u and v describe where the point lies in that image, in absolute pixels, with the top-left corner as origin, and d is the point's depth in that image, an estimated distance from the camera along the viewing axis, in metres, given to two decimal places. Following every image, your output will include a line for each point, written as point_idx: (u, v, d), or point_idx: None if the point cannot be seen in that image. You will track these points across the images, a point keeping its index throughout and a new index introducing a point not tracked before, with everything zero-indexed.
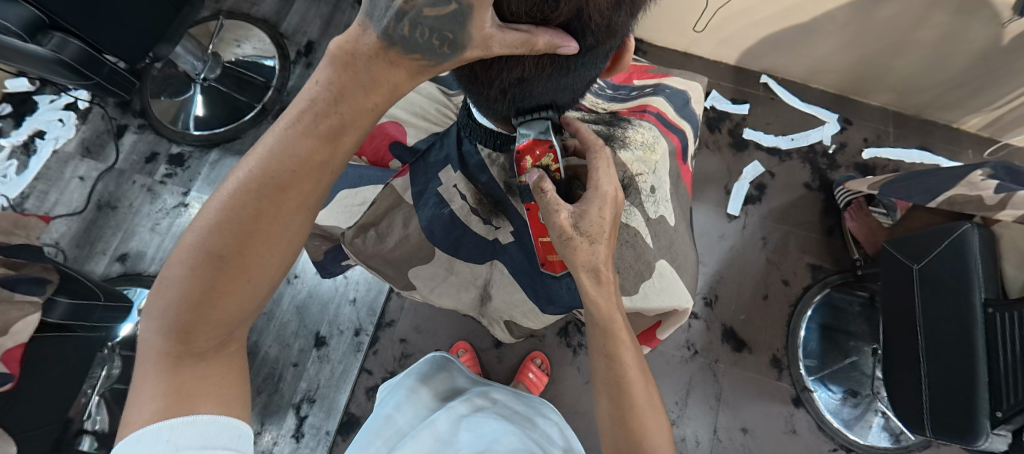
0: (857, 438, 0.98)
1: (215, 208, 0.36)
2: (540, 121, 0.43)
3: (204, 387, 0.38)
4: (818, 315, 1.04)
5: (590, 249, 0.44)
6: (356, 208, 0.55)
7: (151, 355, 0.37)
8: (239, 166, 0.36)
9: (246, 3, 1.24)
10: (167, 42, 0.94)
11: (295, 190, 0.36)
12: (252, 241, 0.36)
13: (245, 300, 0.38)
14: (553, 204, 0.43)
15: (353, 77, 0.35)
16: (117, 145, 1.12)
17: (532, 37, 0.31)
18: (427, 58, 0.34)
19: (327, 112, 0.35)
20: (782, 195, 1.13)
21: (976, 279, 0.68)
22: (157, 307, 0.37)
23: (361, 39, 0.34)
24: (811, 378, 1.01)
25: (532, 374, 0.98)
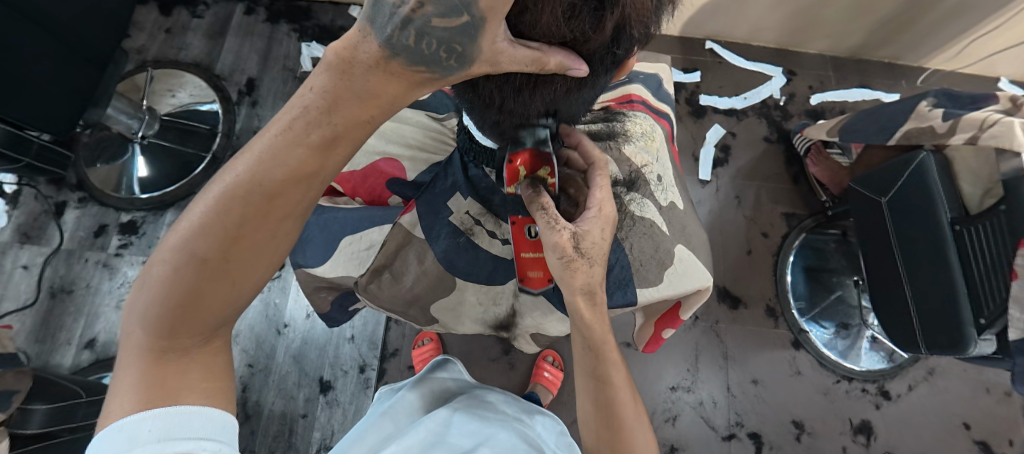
0: (855, 366, 1.04)
1: (200, 212, 0.35)
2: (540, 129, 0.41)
3: (187, 380, 0.37)
4: (800, 259, 1.10)
5: (588, 271, 0.45)
6: (363, 252, 0.53)
7: (133, 350, 0.36)
8: (227, 172, 0.35)
9: (171, 49, 1.16)
10: (97, 106, 0.87)
11: (284, 200, 0.36)
12: (239, 245, 0.36)
13: (230, 302, 0.37)
14: (556, 221, 0.43)
15: (348, 84, 0.32)
16: (59, 224, 1.03)
17: (544, 57, 0.30)
18: (430, 71, 0.31)
19: (319, 121, 0.33)
20: (747, 153, 1.17)
21: (940, 203, 0.72)
22: (139, 303, 0.36)
23: (360, 47, 0.30)
24: (804, 319, 1.06)
25: (547, 373, 0.98)
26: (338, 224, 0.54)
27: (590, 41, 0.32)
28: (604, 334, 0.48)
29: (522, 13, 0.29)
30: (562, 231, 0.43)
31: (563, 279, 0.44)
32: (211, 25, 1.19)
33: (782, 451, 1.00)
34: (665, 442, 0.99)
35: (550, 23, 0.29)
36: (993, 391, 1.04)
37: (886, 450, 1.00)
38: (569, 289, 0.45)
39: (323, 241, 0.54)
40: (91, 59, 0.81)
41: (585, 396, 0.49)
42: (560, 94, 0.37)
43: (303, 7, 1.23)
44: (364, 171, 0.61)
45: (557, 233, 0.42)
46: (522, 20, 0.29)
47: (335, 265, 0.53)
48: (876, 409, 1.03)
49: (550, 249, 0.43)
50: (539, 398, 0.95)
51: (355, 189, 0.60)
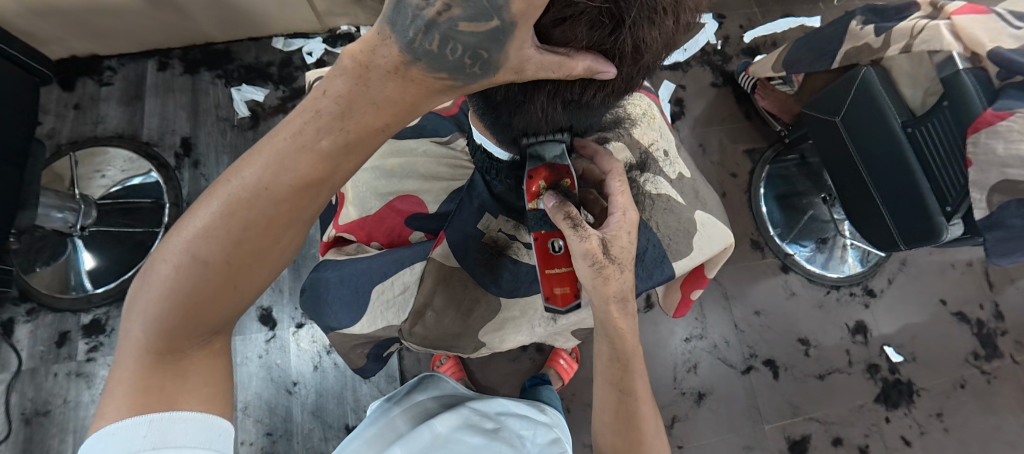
0: (838, 275, 1.12)
1: (206, 214, 0.33)
2: (552, 144, 0.44)
3: (185, 383, 0.36)
4: (770, 190, 1.16)
5: (620, 276, 0.46)
6: (399, 297, 0.52)
7: (130, 351, 0.35)
8: (236, 172, 0.33)
9: (86, 126, 1.06)
10: (23, 209, 0.77)
11: (291, 206, 0.34)
12: (243, 248, 0.34)
13: (230, 305, 0.36)
14: (584, 228, 0.44)
15: (364, 90, 0.31)
16: (12, 344, 0.92)
17: (571, 61, 0.30)
18: (453, 77, 0.30)
19: (330, 126, 0.32)
20: (699, 101, 1.22)
21: (891, 112, 0.78)
22: (138, 301, 0.35)
23: (379, 50, 0.29)
24: (785, 243, 1.13)
25: (563, 360, 0.97)
26: (366, 275, 0.52)
27: (624, 50, 0.32)
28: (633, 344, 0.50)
29: (562, 18, 0.29)
30: (591, 239, 0.44)
31: (595, 287, 0.46)
32: (124, 91, 1.09)
33: (795, 368, 1.07)
34: (692, 391, 1.04)
35: (585, 29, 0.30)
36: (957, 265, 1.15)
37: (882, 342, 1.09)
38: (602, 297, 0.47)
39: (354, 296, 0.52)
40: (9, 158, 0.72)
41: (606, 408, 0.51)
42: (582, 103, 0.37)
43: (222, 50, 1.14)
44: (378, 213, 0.58)
45: (588, 240, 0.43)
46: (557, 25, 0.29)
47: (375, 318, 0.52)
48: (866, 309, 1.11)
49: (582, 256, 0.44)
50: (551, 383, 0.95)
51: (371, 233, 0.58)
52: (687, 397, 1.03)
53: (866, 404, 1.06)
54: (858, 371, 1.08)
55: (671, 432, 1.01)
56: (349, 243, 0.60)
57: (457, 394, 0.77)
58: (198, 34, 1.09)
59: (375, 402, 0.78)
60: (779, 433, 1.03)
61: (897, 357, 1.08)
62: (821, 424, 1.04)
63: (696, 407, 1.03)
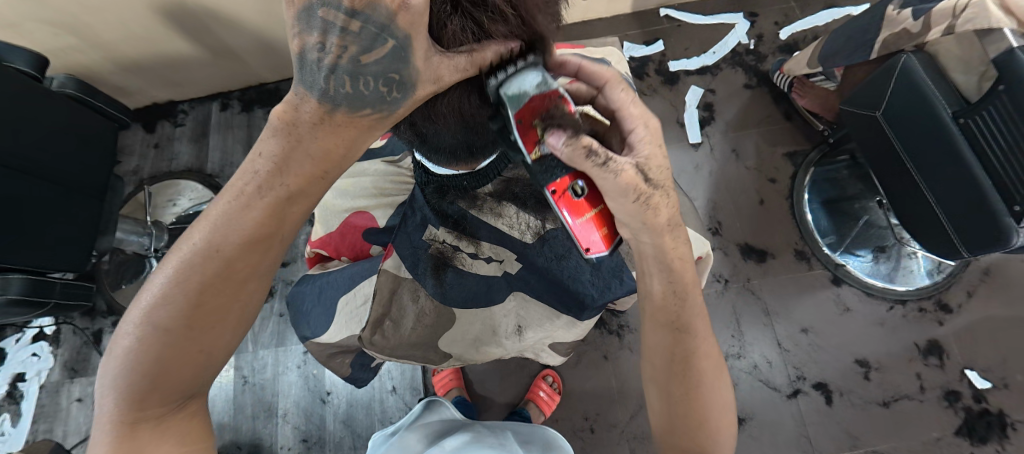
0: (906, 288, 0.99)
1: (163, 283, 0.41)
2: (530, 73, 0.37)
3: (163, 443, 0.41)
4: (816, 195, 1.06)
5: (665, 196, 0.45)
6: (360, 309, 0.56)
7: (109, 424, 0.41)
8: (188, 240, 0.42)
9: (163, 162, 1.22)
10: (104, 233, 0.90)
11: (242, 261, 0.42)
12: (202, 306, 0.42)
13: (199, 365, 0.43)
14: (614, 161, 0.40)
15: (296, 144, 0.39)
16: (100, 351, 1.07)
17: (479, 51, 0.34)
18: (377, 111, 0.36)
19: (271, 185, 0.41)
20: (731, 105, 1.15)
21: (938, 102, 0.69)
22: (109, 378, 0.41)
23: (300, 108, 0.36)
24: (837, 253, 1.02)
25: (542, 393, 0.95)
26: (329, 288, 0.58)
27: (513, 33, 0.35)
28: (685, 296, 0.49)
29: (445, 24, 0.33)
30: (625, 167, 0.41)
31: (646, 221, 0.44)
32: (193, 129, 1.25)
33: (854, 394, 0.95)
34: None
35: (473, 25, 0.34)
36: None
37: (962, 365, 0.94)
38: (658, 229, 0.45)
39: (322, 309, 0.57)
40: (91, 193, 0.86)
41: (658, 355, 0.51)
42: (468, 111, 0.40)
43: (272, 89, 1.27)
44: (340, 229, 0.62)
45: (623, 173, 0.40)
46: (444, 29, 0.34)
47: (339, 329, 0.56)
48: (941, 327, 0.97)
49: (622, 192, 0.42)
50: (530, 417, 0.93)
51: (337, 248, 0.63)
52: None
53: (944, 438, 0.91)
54: (932, 398, 0.93)
55: None
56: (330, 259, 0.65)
57: (455, 422, 0.78)
58: (252, 77, 1.23)
59: (377, 437, 0.79)
60: None
61: (983, 383, 0.93)
62: None
63: (735, 434, 0.95)
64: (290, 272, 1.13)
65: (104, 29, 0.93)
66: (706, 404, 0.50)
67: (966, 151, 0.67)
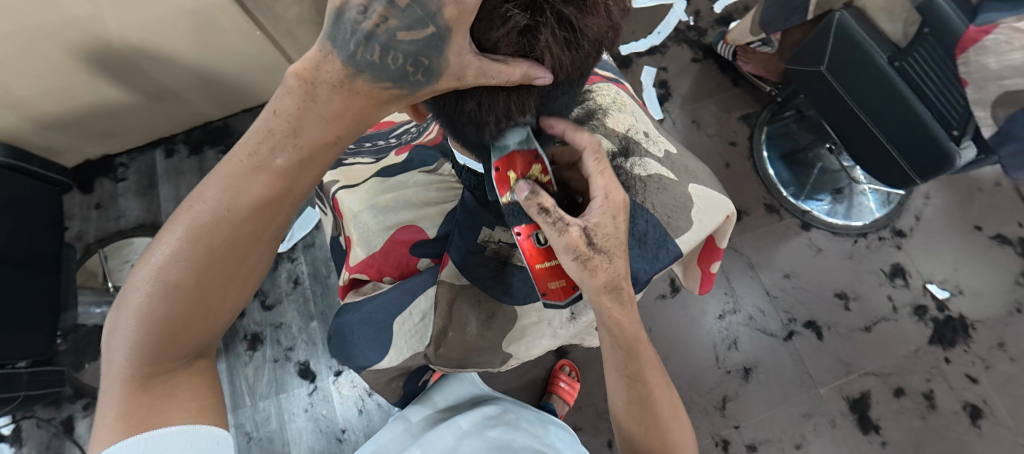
0: (861, 222, 1.09)
1: (172, 243, 0.39)
2: (516, 130, 0.42)
3: (173, 400, 0.40)
4: (774, 151, 1.14)
5: (609, 264, 0.46)
6: (420, 326, 0.54)
7: (117, 379, 0.39)
8: (199, 201, 0.40)
9: (109, 222, 1.12)
10: (64, 309, 0.81)
11: (251, 224, 0.40)
12: (211, 267, 0.40)
13: (208, 323, 0.42)
14: (562, 222, 0.43)
15: (312, 104, 0.34)
16: (74, 440, 0.96)
17: (508, 68, 0.33)
18: (398, 86, 0.32)
19: (283, 144, 0.37)
20: (683, 79, 1.22)
21: (874, 50, 0.77)
22: (118, 331, 0.40)
23: (322, 67, 0.32)
24: (801, 201, 1.11)
25: (563, 383, 0.97)
26: (382, 309, 0.55)
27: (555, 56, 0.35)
28: (633, 334, 0.51)
29: (495, 28, 0.32)
30: (571, 232, 0.44)
31: (582, 277, 0.46)
32: (138, 182, 1.15)
33: (839, 325, 1.04)
34: (738, 367, 1.02)
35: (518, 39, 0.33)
36: (985, 187, 1.11)
37: (923, 281, 1.06)
38: (594, 289, 0.47)
39: (375, 332, 0.54)
40: (42, 267, 0.76)
41: (619, 396, 0.54)
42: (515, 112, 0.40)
43: (220, 126, 1.21)
44: (383, 248, 0.58)
45: (567, 233, 0.43)
46: (491, 35, 0.33)
47: (400, 350, 0.53)
48: (900, 250, 1.08)
49: (565, 250, 0.44)
50: (556, 410, 0.94)
51: (382, 268, 0.58)
52: (734, 374, 1.01)
53: (921, 348, 1.01)
54: (905, 315, 1.04)
55: (724, 413, 0.99)
56: (366, 282, 0.61)
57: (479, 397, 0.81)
58: (195, 116, 1.15)
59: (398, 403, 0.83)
60: (837, 395, 1.00)
61: (943, 293, 1.04)
62: (878, 377, 1.00)
63: (745, 383, 1.01)
64: (276, 315, 1.07)
65: (20, 83, 0.83)
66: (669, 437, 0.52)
67: (909, 96, 0.75)
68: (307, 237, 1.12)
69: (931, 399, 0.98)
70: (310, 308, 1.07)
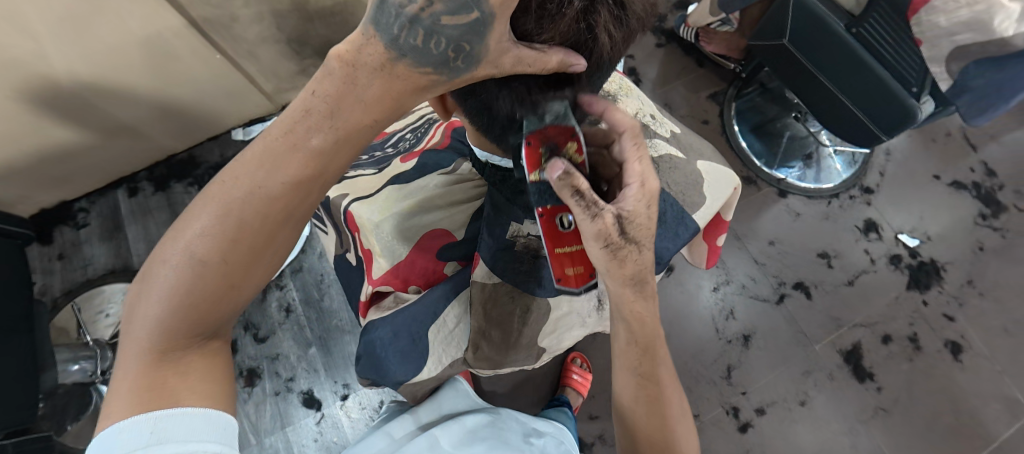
0: (832, 184, 1.15)
1: (202, 220, 0.37)
2: (555, 104, 0.42)
3: (187, 380, 0.36)
4: (745, 124, 1.19)
5: (637, 255, 0.45)
6: (456, 331, 0.55)
7: (131, 351, 0.36)
8: (233, 173, 0.37)
9: (75, 272, 1.05)
10: (44, 369, 0.76)
11: (283, 202, 0.38)
12: (239, 245, 0.37)
13: (229, 302, 0.39)
14: (596, 206, 0.41)
15: (352, 87, 0.35)
16: None
17: (545, 56, 0.35)
18: (438, 71, 0.34)
19: (321, 124, 0.36)
20: (650, 65, 1.25)
21: (830, 18, 0.78)
22: (139, 301, 0.37)
23: (363, 50, 0.33)
24: (775, 170, 1.16)
25: (576, 375, 0.98)
26: (417, 321, 0.54)
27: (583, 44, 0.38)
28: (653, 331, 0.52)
29: (536, 19, 0.34)
30: (605, 217, 0.42)
31: (609, 268, 0.45)
32: (103, 226, 1.09)
33: (825, 283, 1.09)
34: (738, 336, 1.05)
35: (556, 28, 0.36)
36: (937, 139, 1.19)
37: (895, 232, 1.12)
38: (617, 279, 0.46)
39: (411, 347, 0.54)
40: (17, 326, 0.71)
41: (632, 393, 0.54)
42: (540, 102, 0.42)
43: (185, 158, 1.15)
44: (408, 258, 0.57)
45: (600, 219, 0.41)
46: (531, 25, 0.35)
47: (439, 358, 0.55)
48: (871, 206, 1.14)
49: (595, 236, 0.43)
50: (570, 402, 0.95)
51: (407, 277, 0.58)
52: (734, 343, 1.05)
53: (901, 295, 1.08)
54: (882, 266, 1.10)
55: (731, 381, 1.02)
56: (387, 295, 0.60)
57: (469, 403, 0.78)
58: (158, 150, 1.10)
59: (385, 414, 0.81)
60: (831, 349, 1.04)
61: (913, 241, 1.11)
62: (865, 328, 1.06)
63: (746, 350, 1.04)
64: (271, 346, 1.03)
65: None
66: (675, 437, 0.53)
67: (864, 56, 0.77)
68: (294, 262, 1.08)
69: (915, 341, 1.05)
70: (308, 334, 1.04)
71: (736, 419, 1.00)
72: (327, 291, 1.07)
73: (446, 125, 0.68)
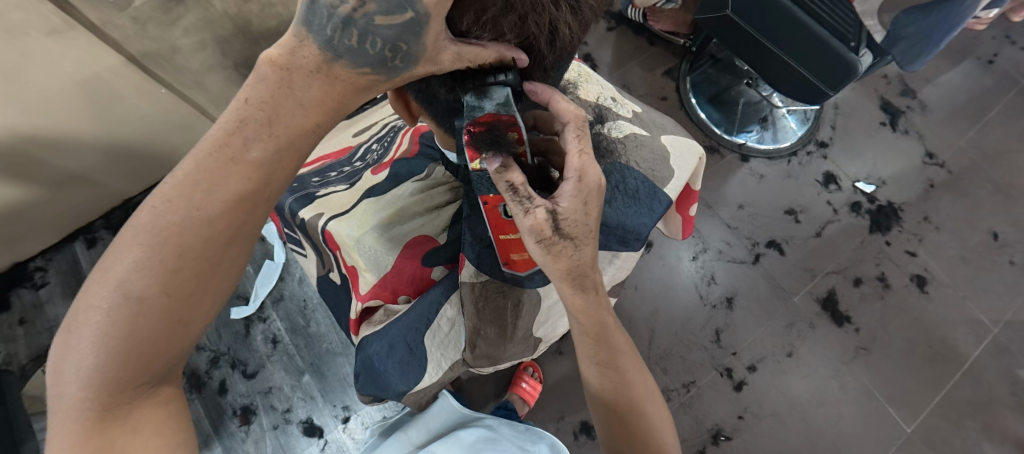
0: (789, 143, 1.20)
1: (134, 253, 0.34)
2: (497, 89, 0.40)
3: (140, 436, 0.35)
4: (701, 96, 1.22)
5: (573, 252, 0.45)
6: (452, 332, 0.55)
7: (71, 409, 0.34)
8: (164, 198, 0.35)
9: (41, 334, 1.00)
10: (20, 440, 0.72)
11: (224, 223, 0.35)
12: (180, 277, 0.35)
13: (177, 341, 0.36)
14: (529, 202, 0.43)
15: (288, 91, 0.33)
16: None
17: (484, 50, 0.35)
18: (376, 72, 0.34)
19: (258, 133, 0.34)
20: (604, 49, 1.28)
21: None
22: (71, 352, 0.34)
23: (297, 52, 0.32)
24: (734, 135, 1.20)
25: (524, 383, 0.98)
26: (413, 329, 0.54)
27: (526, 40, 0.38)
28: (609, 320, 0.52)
29: (472, 16, 0.34)
30: (537, 213, 0.43)
31: (544, 260, 0.46)
32: (65, 283, 1.04)
33: (795, 237, 1.14)
34: (722, 298, 1.09)
35: (490, 23, 0.35)
36: (879, 87, 1.26)
37: (852, 181, 1.18)
38: (555, 274, 0.47)
39: (408, 354, 0.54)
40: None
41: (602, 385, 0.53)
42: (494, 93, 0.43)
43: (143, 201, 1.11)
44: (394, 268, 0.57)
45: (531, 216, 0.42)
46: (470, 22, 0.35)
47: (438, 363, 0.55)
48: (827, 159, 1.20)
49: (528, 232, 0.44)
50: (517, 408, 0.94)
51: (396, 288, 0.57)
52: (718, 307, 1.08)
53: (866, 239, 1.14)
54: (845, 215, 1.15)
55: (720, 344, 1.06)
56: (376, 310, 0.59)
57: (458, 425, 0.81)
58: (112, 196, 1.05)
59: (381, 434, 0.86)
60: (809, 299, 1.09)
61: (869, 187, 1.17)
62: (837, 274, 1.11)
63: (731, 312, 1.08)
64: (262, 381, 1.00)
65: None
66: (649, 428, 0.52)
67: (801, 17, 0.78)
68: (273, 292, 1.06)
69: (885, 281, 1.10)
70: (298, 362, 1.02)
71: (731, 379, 1.03)
72: (312, 316, 1.05)
73: (413, 131, 0.68)
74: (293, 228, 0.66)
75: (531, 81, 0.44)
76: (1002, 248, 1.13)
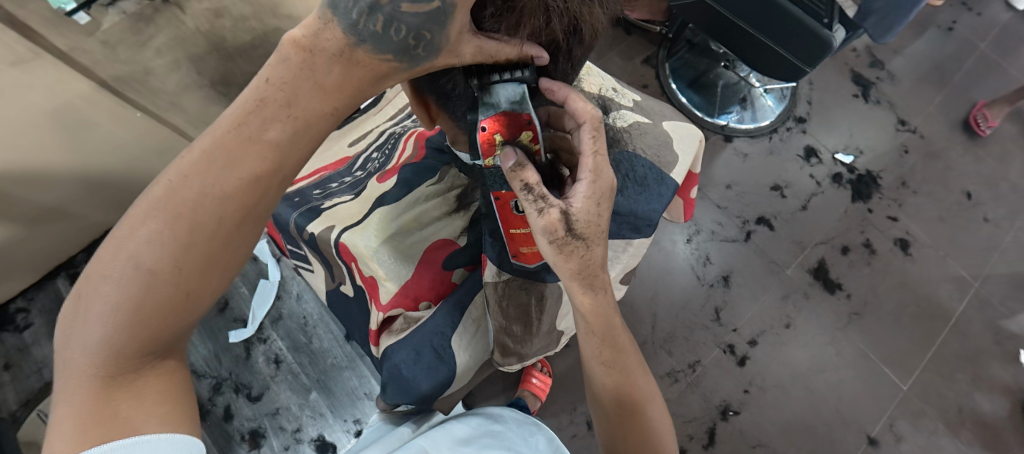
0: (768, 122, 1.23)
1: (147, 222, 0.33)
2: (511, 85, 0.40)
3: (142, 405, 0.33)
4: (681, 81, 1.24)
5: (585, 250, 0.46)
6: (477, 336, 0.56)
7: (76, 376, 0.33)
8: (180, 171, 0.34)
9: (29, 377, 0.96)
10: None
11: (238, 201, 0.34)
12: (191, 250, 0.33)
13: (188, 315, 0.35)
14: (545, 204, 0.43)
15: (309, 71, 0.33)
16: None
17: (505, 47, 0.36)
18: (398, 59, 0.33)
19: (277, 114, 0.33)
20: None
21: None
22: (81, 320, 0.33)
23: (321, 34, 0.32)
24: (716, 117, 1.23)
25: (535, 379, 0.98)
26: (438, 334, 0.54)
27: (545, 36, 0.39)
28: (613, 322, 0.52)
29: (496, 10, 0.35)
30: (551, 213, 0.43)
31: (555, 261, 0.46)
32: (50, 321, 1.00)
33: (782, 212, 1.17)
34: (719, 277, 1.11)
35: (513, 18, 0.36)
36: (849, 61, 1.30)
37: (832, 153, 1.22)
38: (565, 273, 0.47)
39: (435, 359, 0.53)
40: None
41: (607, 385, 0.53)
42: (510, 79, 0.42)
43: None
44: (414, 275, 0.57)
45: (544, 216, 0.43)
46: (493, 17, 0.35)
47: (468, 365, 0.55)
48: (807, 133, 1.23)
49: (543, 232, 0.44)
50: (529, 405, 0.94)
51: (417, 295, 0.57)
52: (716, 286, 1.11)
53: (849, 208, 1.17)
54: (828, 187, 1.19)
55: (721, 322, 1.08)
56: (395, 319, 0.58)
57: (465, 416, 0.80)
58: (93, 226, 1.01)
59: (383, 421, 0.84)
60: (801, 270, 1.12)
61: (848, 158, 1.21)
62: (825, 244, 1.15)
63: (728, 289, 1.10)
64: (269, 402, 0.98)
65: None
66: (652, 429, 0.52)
67: None
68: (271, 312, 1.04)
69: (870, 247, 1.14)
70: (303, 381, 1.00)
71: (734, 355, 1.06)
72: (314, 332, 1.03)
73: (412, 136, 0.68)
74: (299, 243, 0.65)
75: (546, 78, 0.43)
76: (975, 206, 1.18)
